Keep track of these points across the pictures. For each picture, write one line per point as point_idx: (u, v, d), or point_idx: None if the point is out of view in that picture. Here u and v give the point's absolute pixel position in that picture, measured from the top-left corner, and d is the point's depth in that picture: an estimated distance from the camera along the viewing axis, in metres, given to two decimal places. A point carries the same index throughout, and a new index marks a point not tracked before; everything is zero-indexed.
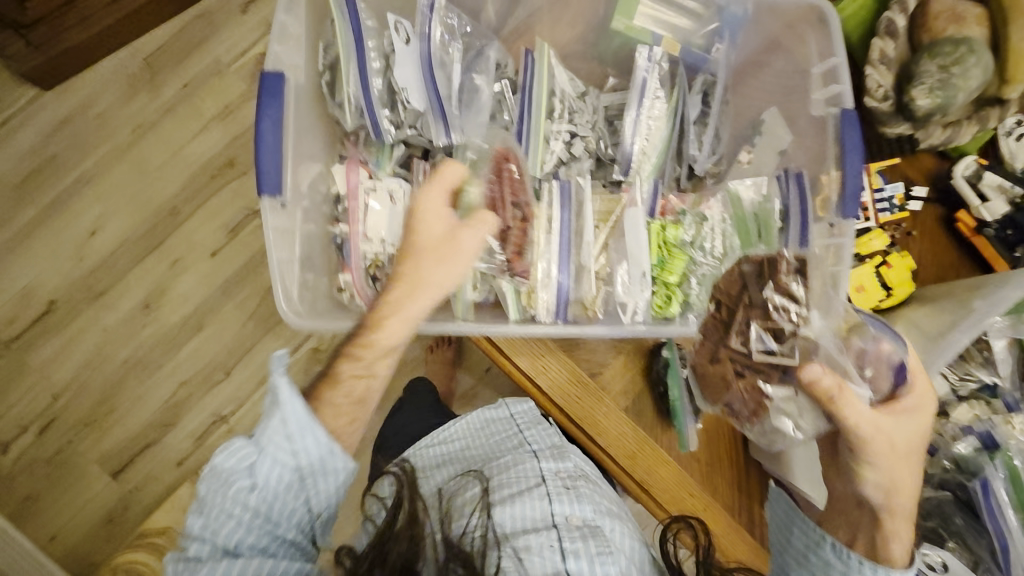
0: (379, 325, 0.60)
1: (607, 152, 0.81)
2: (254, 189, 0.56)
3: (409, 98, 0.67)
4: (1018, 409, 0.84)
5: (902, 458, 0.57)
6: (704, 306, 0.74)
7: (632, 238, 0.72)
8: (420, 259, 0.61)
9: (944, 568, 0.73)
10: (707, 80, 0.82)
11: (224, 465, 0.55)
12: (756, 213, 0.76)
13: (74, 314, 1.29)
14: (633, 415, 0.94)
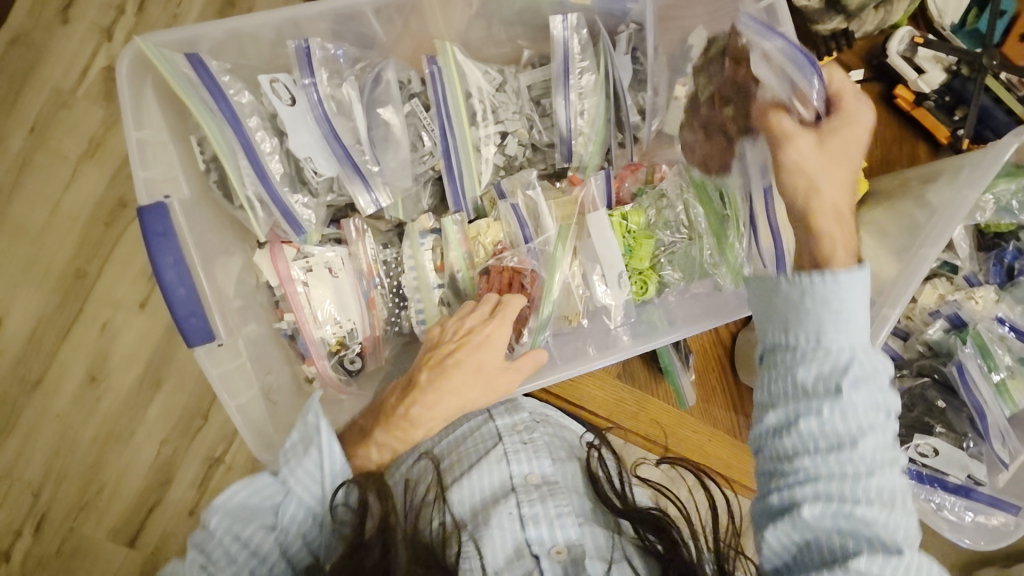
0: (416, 416, 0.56)
1: (543, 138, 0.74)
2: (183, 343, 0.53)
3: (317, 166, 0.62)
4: (977, 283, 0.87)
5: (834, 151, 0.50)
6: (679, 282, 0.73)
7: (601, 240, 0.68)
8: (467, 384, 0.58)
9: (936, 452, 0.81)
10: (631, 29, 0.72)
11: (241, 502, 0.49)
12: None
13: (11, 410, 1.07)
14: (626, 379, 0.89)
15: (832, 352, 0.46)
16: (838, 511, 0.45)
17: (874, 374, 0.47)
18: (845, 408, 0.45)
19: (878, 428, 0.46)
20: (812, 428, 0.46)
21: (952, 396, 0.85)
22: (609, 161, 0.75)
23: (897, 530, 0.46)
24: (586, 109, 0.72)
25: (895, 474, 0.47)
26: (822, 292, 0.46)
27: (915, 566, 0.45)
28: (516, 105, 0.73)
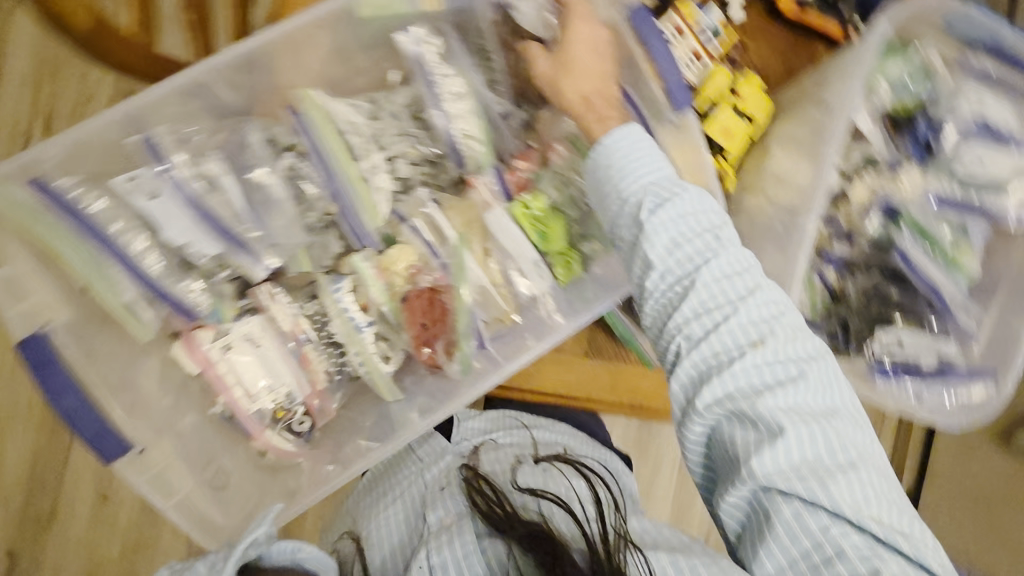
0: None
1: (432, 151, 0.74)
2: (98, 462, 0.54)
3: (199, 248, 0.62)
4: (900, 165, 0.85)
5: (564, 63, 0.66)
6: (603, 252, 0.73)
7: (504, 237, 0.71)
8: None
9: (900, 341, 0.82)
10: (487, 23, 0.72)
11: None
12: None
13: (34, 550, 1.08)
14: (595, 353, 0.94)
15: (631, 197, 0.61)
16: (723, 386, 0.54)
17: (685, 209, 0.59)
18: (665, 233, 0.58)
19: (714, 259, 0.57)
20: (661, 283, 0.58)
21: (904, 284, 0.84)
22: (502, 159, 0.75)
23: (774, 375, 0.54)
24: (465, 114, 0.72)
25: (748, 308, 0.56)
26: (607, 149, 0.63)
27: (806, 433, 0.52)
28: (395, 129, 0.73)
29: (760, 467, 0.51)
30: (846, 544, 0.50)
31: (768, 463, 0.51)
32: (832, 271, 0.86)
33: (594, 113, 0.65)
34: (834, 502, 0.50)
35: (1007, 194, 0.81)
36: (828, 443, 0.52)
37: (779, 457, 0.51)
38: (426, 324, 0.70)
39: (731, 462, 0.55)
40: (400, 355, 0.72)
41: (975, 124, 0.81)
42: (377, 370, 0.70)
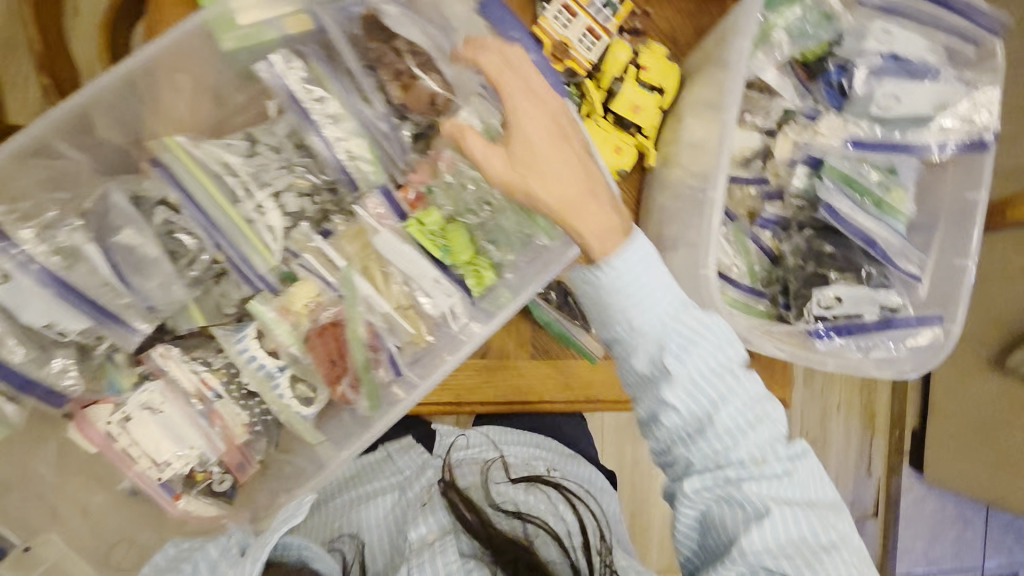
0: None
1: (322, 178, 0.71)
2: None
3: (63, 324, 0.61)
4: (818, 116, 0.82)
5: (525, 156, 0.57)
6: (510, 256, 0.71)
7: (398, 259, 0.68)
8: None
9: (839, 299, 0.77)
10: (355, 35, 0.69)
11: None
12: None
13: None
14: (540, 355, 0.92)
15: (651, 333, 0.59)
16: (710, 470, 0.59)
17: (687, 332, 0.59)
18: (687, 378, 0.58)
19: (732, 398, 0.59)
20: (678, 420, 0.59)
21: (837, 237, 0.81)
22: (396, 176, 0.72)
23: (761, 470, 0.59)
24: (347, 134, 0.69)
25: (740, 409, 0.59)
26: (604, 279, 0.58)
27: (790, 515, 0.58)
28: (278, 162, 0.70)
29: (749, 546, 0.57)
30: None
31: (760, 543, 0.57)
32: (767, 234, 0.85)
33: (595, 226, 0.58)
34: None
35: (928, 127, 0.78)
36: (813, 525, 0.59)
37: (769, 536, 0.57)
38: (332, 360, 0.68)
39: (721, 544, 0.60)
40: (321, 395, 0.69)
41: (884, 60, 0.78)
42: (291, 415, 0.68)
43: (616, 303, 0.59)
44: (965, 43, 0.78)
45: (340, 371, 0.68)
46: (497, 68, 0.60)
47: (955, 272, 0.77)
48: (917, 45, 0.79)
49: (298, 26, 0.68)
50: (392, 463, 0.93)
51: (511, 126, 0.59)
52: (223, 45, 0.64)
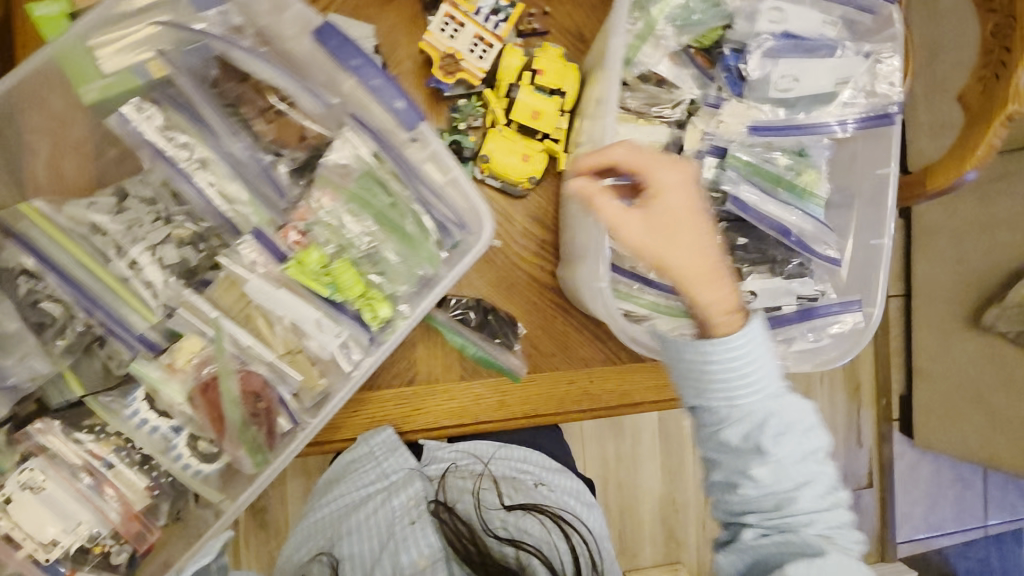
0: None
1: (202, 225, 0.68)
2: None
3: None
4: (721, 103, 0.78)
5: (668, 224, 0.57)
6: (405, 285, 0.68)
7: (275, 303, 0.65)
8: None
9: (756, 294, 0.74)
10: (211, 78, 0.67)
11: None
12: (360, 178, 0.65)
13: None
14: (469, 375, 0.89)
15: (749, 414, 0.55)
16: (766, 500, 0.56)
17: (788, 419, 0.56)
18: (784, 461, 0.55)
19: (812, 480, 0.56)
20: (754, 490, 0.56)
21: (750, 228, 0.77)
22: (279, 216, 0.68)
23: (820, 523, 0.56)
24: (220, 180, 0.67)
25: (818, 485, 0.57)
26: (715, 354, 0.55)
27: (847, 562, 0.54)
28: (152, 214, 0.67)
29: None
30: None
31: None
32: None
33: (721, 313, 0.56)
34: None
35: (831, 104, 0.75)
36: None
37: (815, 571, 0.53)
38: (218, 415, 0.66)
39: None
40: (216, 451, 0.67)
41: (777, 39, 0.75)
42: (189, 473, 0.66)
43: (715, 380, 0.56)
44: (862, 13, 0.75)
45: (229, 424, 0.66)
46: (641, 158, 0.58)
47: (872, 252, 0.75)
48: (812, 20, 0.75)
49: (156, 73, 0.65)
50: (377, 467, 0.90)
51: (652, 196, 0.58)
52: (83, 98, 0.64)
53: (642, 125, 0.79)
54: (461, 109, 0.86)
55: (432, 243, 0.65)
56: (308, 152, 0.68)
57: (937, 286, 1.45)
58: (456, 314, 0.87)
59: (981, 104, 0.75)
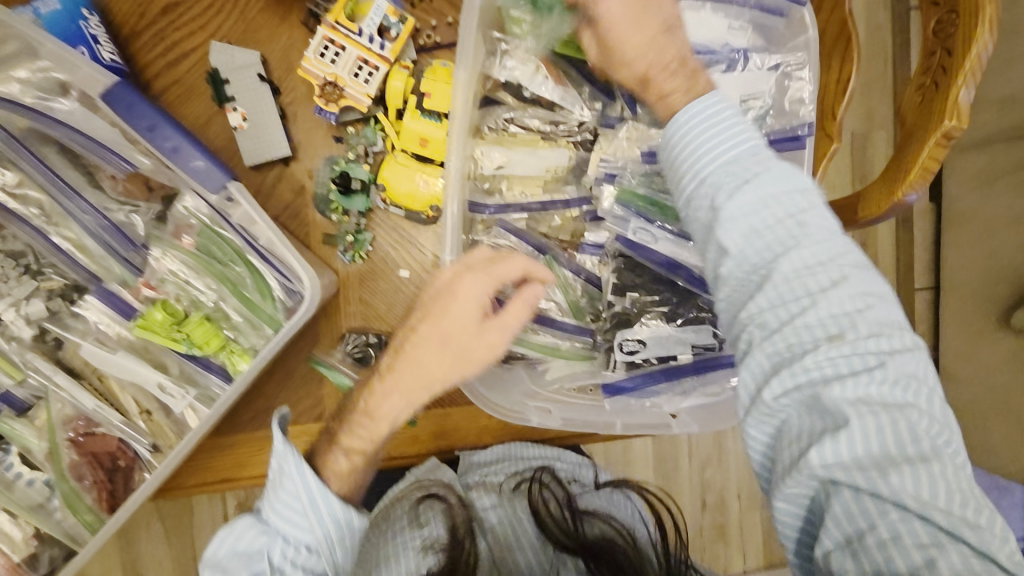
0: (399, 356, 0.60)
1: (66, 275, 0.66)
2: None
3: None
4: (612, 122, 0.72)
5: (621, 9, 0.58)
6: (257, 343, 0.65)
7: (120, 365, 0.64)
8: (431, 288, 0.61)
9: (643, 345, 0.67)
10: (55, 133, 0.63)
11: (274, 513, 0.55)
12: (206, 239, 0.63)
13: None
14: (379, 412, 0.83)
15: (716, 179, 0.51)
16: (768, 348, 0.45)
17: (747, 168, 0.50)
18: (745, 220, 0.48)
19: (803, 240, 0.46)
20: (737, 268, 0.48)
21: (648, 269, 0.70)
22: (139, 268, 0.66)
23: (851, 362, 0.43)
24: (78, 237, 0.65)
25: (808, 251, 0.46)
26: (680, 128, 0.54)
27: (873, 426, 0.41)
28: (17, 269, 0.64)
29: (819, 461, 0.41)
30: (903, 530, 0.40)
31: (829, 459, 0.41)
32: (592, 259, 0.75)
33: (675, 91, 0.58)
34: (894, 493, 0.40)
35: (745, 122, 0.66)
36: (898, 433, 0.41)
37: (841, 449, 0.41)
38: (78, 469, 0.64)
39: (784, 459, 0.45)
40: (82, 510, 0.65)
41: None
42: (62, 526, 0.65)
43: (677, 154, 0.55)
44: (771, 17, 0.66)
45: (88, 474, 0.64)
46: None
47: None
48: (716, 26, 0.65)
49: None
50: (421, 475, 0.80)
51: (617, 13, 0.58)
52: None
53: (542, 148, 0.74)
54: (357, 134, 0.82)
55: (275, 304, 0.63)
56: (163, 203, 0.65)
57: (967, 279, 1.16)
58: (353, 351, 0.84)
59: (923, 117, 0.65)
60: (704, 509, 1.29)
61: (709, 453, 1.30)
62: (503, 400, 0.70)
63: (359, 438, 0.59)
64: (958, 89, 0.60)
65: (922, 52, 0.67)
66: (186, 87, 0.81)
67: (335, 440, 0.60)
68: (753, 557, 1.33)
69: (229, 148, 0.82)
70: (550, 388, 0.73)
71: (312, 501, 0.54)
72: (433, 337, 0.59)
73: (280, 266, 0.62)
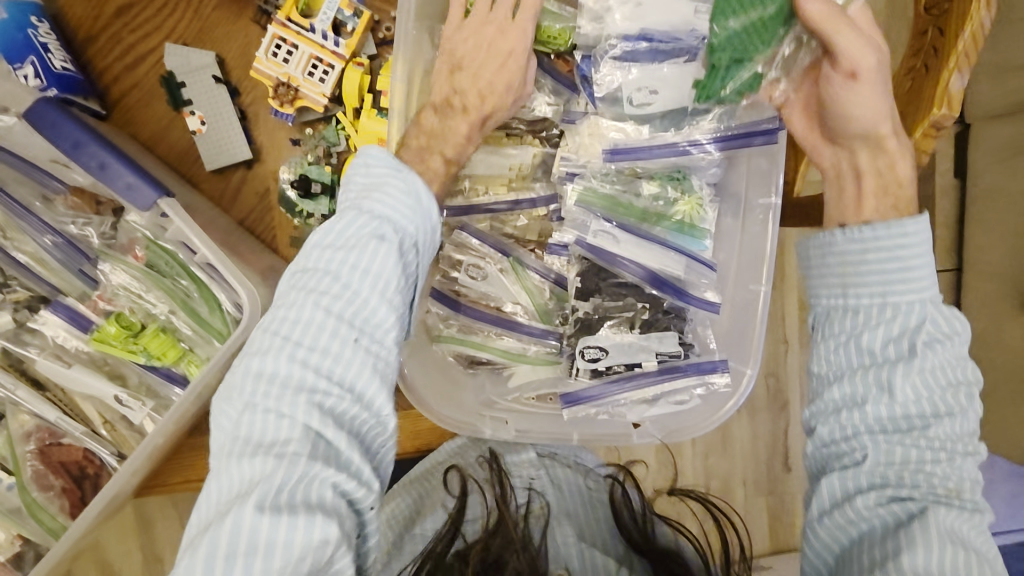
0: (464, 83, 0.58)
1: (26, 287, 0.65)
2: None
3: None
4: (575, 118, 0.67)
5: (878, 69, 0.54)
6: (209, 354, 0.64)
7: (78, 378, 0.64)
8: (482, 36, 0.58)
9: (605, 352, 0.65)
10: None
11: (377, 203, 0.49)
12: (155, 253, 0.63)
13: None
14: None
15: (902, 311, 0.54)
16: (880, 469, 0.52)
17: (945, 329, 0.54)
18: (922, 372, 0.52)
19: (962, 415, 0.52)
20: (883, 409, 0.53)
21: (611, 274, 0.67)
22: (94, 280, 0.65)
23: (960, 509, 0.50)
24: (35, 250, 0.64)
25: (963, 422, 0.52)
26: (881, 239, 0.55)
27: (965, 560, 0.48)
28: None
29: (910, 561, 0.48)
30: None
31: (923, 566, 0.47)
32: (558, 260, 0.70)
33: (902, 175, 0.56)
34: None
35: (706, 116, 0.64)
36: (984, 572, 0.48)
37: (930, 559, 0.48)
38: (42, 479, 0.65)
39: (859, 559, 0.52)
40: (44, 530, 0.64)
41: (630, 42, 0.62)
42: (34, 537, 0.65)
43: (870, 280, 0.55)
44: None
45: (54, 480, 0.65)
46: (829, 18, 0.54)
47: (750, 301, 0.66)
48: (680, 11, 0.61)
49: None
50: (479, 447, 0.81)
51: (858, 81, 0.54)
52: None
53: (507, 146, 0.68)
54: (316, 135, 0.80)
55: (224, 316, 0.62)
56: (112, 217, 0.64)
57: (994, 265, 1.09)
58: None
59: (912, 105, 0.58)
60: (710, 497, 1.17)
61: (713, 439, 1.17)
62: (458, 412, 0.68)
63: (453, 148, 0.59)
64: (950, 75, 0.53)
65: (913, 26, 0.58)
66: (145, 91, 0.80)
67: (427, 147, 0.58)
68: (761, 542, 1.20)
69: (186, 157, 0.81)
70: (509, 396, 0.70)
71: (421, 198, 0.51)
72: (479, 51, 0.58)
73: (223, 280, 0.61)
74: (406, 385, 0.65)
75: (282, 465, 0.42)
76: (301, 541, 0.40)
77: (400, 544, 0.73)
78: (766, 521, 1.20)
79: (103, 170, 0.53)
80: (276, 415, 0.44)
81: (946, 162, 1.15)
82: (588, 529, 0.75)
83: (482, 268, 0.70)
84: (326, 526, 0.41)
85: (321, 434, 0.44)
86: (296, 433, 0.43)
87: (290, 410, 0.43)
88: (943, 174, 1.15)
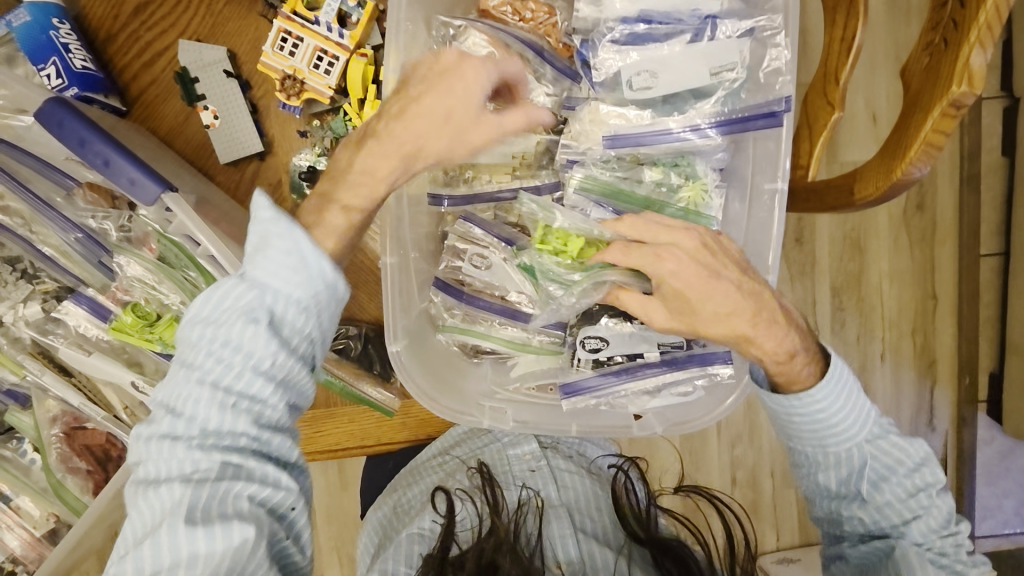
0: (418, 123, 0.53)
1: (52, 279, 0.69)
2: None
3: None
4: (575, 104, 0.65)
5: (683, 308, 0.54)
6: None
7: (94, 365, 0.67)
8: (449, 82, 0.53)
9: (606, 343, 0.65)
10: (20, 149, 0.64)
11: (261, 270, 0.47)
12: (165, 246, 0.65)
13: None
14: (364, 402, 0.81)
15: (844, 458, 0.56)
16: (865, 527, 0.58)
17: (887, 463, 0.56)
18: (871, 504, 0.56)
19: (928, 513, 0.55)
20: (857, 519, 0.58)
21: None
22: (113, 273, 0.68)
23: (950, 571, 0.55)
24: (58, 245, 0.68)
25: (933, 518, 0.56)
26: (802, 411, 0.55)
27: None
28: (12, 274, 0.69)
29: None
30: None
31: None
32: None
33: (773, 361, 0.54)
34: None
35: (708, 99, 0.63)
36: None
37: None
38: (71, 459, 0.69)
39: None
40: (74, 506, 0.69)
41: (624, 26, 0.62)
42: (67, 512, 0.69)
43: (803, 439, 0.57)
44: None
45: (81, 459, 0.69)
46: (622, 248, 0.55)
47: None
48: None
49: None
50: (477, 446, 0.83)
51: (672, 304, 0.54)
52: None
53: None
54: (324, 127, 0.81)
55: None
56: (127, 212, 0.66)
57: None
58: (332, 343, 0.75)
59: (929, 81, 0.54)
60: (734, 487, 1.15)
61: (741, 428, 1.14)
62: (456, 401, 0.68)
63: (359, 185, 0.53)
64: (971, 50, 0.49)
65: (931, 2, 0.56)
66: (163, 86, 0.82)
67: (321, 198, 0.53)
68: (789, 535, 1.18)
69: (202, 151, 0.83)
70: (512, 385, 0.71)
71: (306, 259, 0.47)
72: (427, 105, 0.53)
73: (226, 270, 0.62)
74: (398, 366, 0.65)
75: (189, 490, 0.44)
76: (222, 545, 0.44)
77: (395, 537, 0.76)
78: (794, 510, 1.17)
79: (115, 166, 0.56)
80: (174, 465, 0.45)
81: (992, 139, 1.08)
82: (592, 517, 0.75)
83: (486, 257, 0.68)
84: (243, 529, 0.44)
85: (227, 462, 0.46)
86: (190, 484, 0.45)
87: (189, 455, 0.45)
88: (988, 152, 1.08)
